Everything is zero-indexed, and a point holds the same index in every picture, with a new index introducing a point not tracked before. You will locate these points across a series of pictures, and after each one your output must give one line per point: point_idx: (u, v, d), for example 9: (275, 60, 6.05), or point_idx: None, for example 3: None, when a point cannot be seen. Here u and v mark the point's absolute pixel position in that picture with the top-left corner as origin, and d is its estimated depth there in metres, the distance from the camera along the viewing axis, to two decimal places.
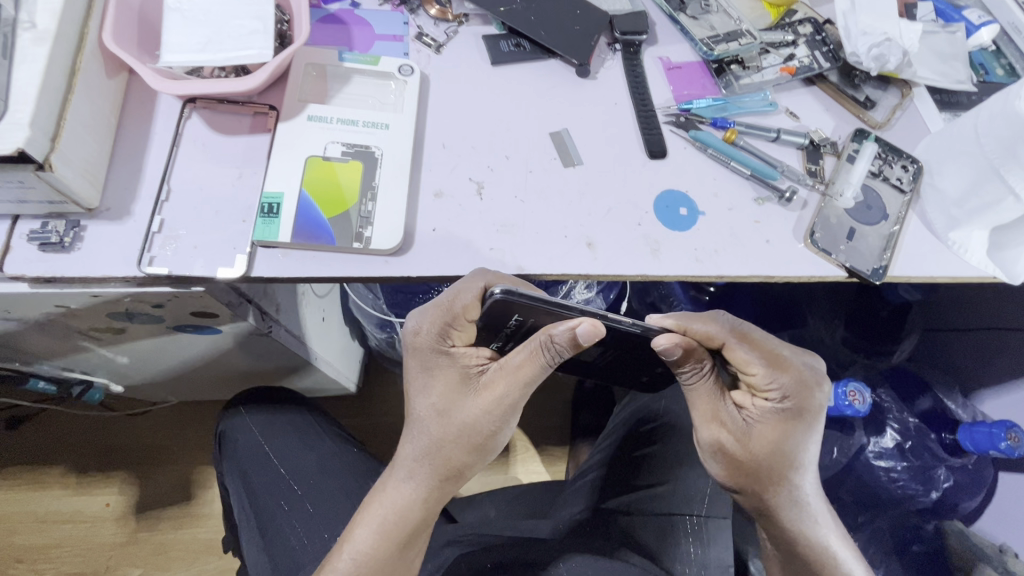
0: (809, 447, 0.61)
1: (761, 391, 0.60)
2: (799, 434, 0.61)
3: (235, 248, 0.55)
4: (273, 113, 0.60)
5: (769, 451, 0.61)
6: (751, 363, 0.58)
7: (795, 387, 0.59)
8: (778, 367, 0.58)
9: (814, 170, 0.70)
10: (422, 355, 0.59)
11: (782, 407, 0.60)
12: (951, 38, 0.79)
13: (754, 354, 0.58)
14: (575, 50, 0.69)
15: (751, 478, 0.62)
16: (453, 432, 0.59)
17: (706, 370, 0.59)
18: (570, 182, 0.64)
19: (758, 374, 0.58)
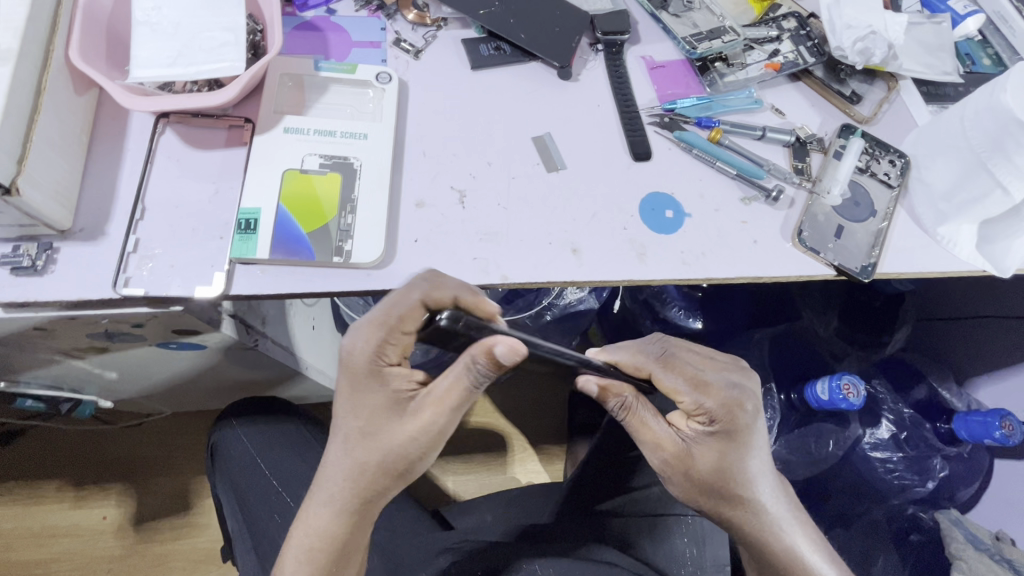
0: (757, 460, 0.61)
1: (693, 414, 0.60)
2: (743, 450, 0.60)
3: (214, 266, 0.54)
4: (248, 126, 0.59)
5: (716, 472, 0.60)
6: (677, 390, 0.59)
7: (722, 410, 0.59)
8: (702, 389, 0.59)
9: (801, 168, 0.70)
10: (353, 371, 0.56)
11: (714, 430, 0.60)
12: (937, 29, 0.78)
13: (679, 380, 0.59)
14: (556, 53, 0.68)
15: (706, 495, 0.61)
16: (369, 442, 0.57)
17: (632, 403, 0.59)
18: (553, 188, 0.63)
19: (687, 401, 0.59)
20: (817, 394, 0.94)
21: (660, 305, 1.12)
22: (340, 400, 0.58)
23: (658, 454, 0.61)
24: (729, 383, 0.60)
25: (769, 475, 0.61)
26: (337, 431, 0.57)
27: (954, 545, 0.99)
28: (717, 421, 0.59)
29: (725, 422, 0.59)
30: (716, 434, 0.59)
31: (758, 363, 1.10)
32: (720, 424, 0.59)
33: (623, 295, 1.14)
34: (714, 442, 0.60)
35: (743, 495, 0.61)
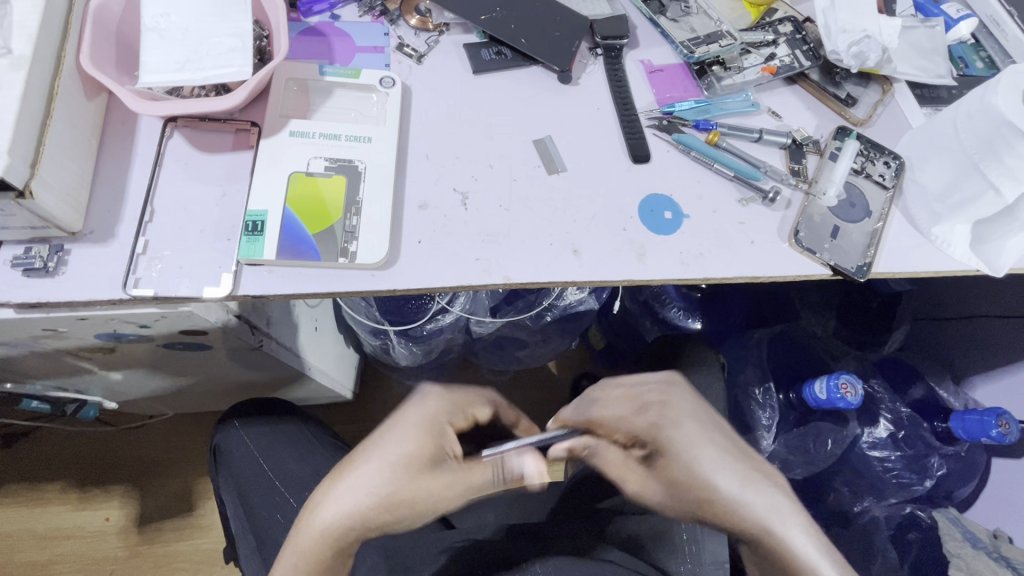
0: (704, 457, 0.62)
1: (639, 432, 0.67)
2: (681, 452, 0.63)
3: (221, 267, 0.55)
4: (255, 129, 0.60)
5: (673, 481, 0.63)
6: (617, 415, 0.67)
7: (656, 416, 0.66)
8: (639, 405, 0.68)
9: (797, 170, 0.71)
10: (424, 419, 0.63)
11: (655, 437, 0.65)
12: (931, 33, 0.79)
13: (617, 407, 0.68)
14: (556, 57, 0.69)
15: (677, 506, 0.63)
16: (405, 475, 0.58)
17: (598, 445, 0.67)
18: (554, 190, 0.64)
19: (630, 427, 0.67)
20: (815, 393, 0.96)
21: (660, 306, 1.14)
22: (397, 429, 0.62)
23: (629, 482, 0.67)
24: (655, 391, 0.70)
25: (718, 464, 0.62)
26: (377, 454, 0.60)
27: (952, 542, 1.00)
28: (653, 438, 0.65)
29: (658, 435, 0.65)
30: (654, 454, 0.65)
31: (756, 363, 1.11)
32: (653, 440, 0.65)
33: (623, 296, 1.15)
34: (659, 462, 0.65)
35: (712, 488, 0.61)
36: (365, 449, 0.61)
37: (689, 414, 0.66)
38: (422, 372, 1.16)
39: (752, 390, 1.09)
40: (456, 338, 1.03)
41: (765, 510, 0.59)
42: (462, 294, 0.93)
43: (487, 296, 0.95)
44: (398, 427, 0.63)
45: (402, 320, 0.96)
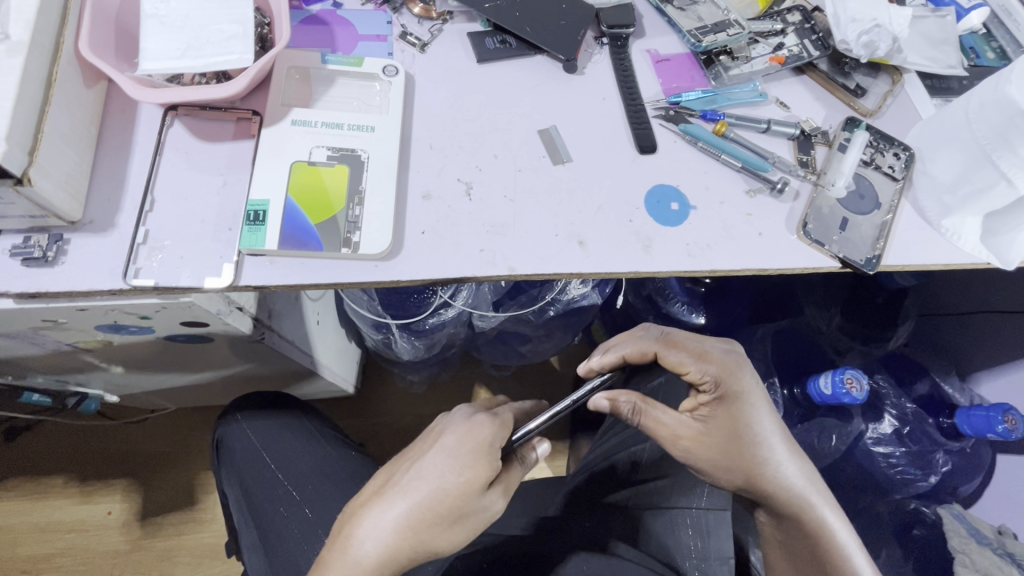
0: (763, 423, 0.63)
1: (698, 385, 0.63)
2: (744, 414, 0.62)
3: (222, 257, 0.54)
4: (256, 118, 0.59)
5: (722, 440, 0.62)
6: (682, 363, 0.63)
7: (723, 373, 0.62)
8: (705, 358, 0.63)
9: (805, 161, 0.70)
10: (479, 445, 0.58)
11: (716, 396, 0.63)
12: (941, 23, 0.78)
13: (684, 355, 0.63)
14: (561, 46, 0.68)
15: (725, 468, 0.62)
16: (450, 506, 0.56)
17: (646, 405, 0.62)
18: (559, 181, 0.64)
19: (692, 372, 0.62)
20: (820, 388, 0.95)
21: (663, 300, 1.14)
22: (444, 451, 0.58)
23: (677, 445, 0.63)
24: (722, 351, 0.65)
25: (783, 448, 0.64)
26: (422, 479, 0.57)
27: (956, 538, 0.99)
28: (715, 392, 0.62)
29: (721, 386, 0.62)
30: (719, 400, 0.62)
31: (760, 359, 1.11)
32: (720, 388, 0.62)
33: (627, 291, 1.14)
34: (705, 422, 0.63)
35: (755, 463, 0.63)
36: (402, 474, 0.59)
37: (754, 373, 0.64)
38: (424, 366, 1.15)
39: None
40: (459, 332, 1.03)
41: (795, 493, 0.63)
42: (465, 287, 0.92)
43: (490, 290, 0.96)
44: (444, 447, 0.58)
45: (404, 314, 0.95)
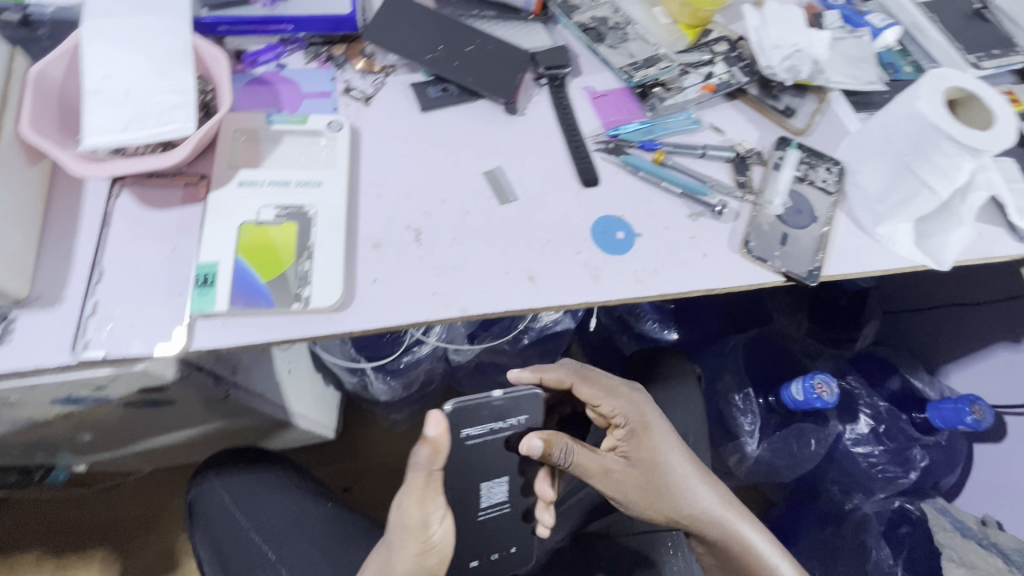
0: (672, 453, 0.70)
1: (613, 420, 0.71)
2: (656, 444, 0.70)
3: (174, 322, 0.55)
4: (204, 182, 0.61)
5: (644, 472, 0.69)
6: (596, 397, 0.70)
7: (631, 410, 0.71)
8: (615, 394, 0.71)
9: (743, 182, 0.73)
10: None
11: (629, 431, 0.70)
12: (858, 42, 0.84)
13: (598, 390, 0.71)
14: (501, 90, 0.71)
15: (649, 499, 0.69)
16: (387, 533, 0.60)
17: (572, 445, 0.64)
18: (506, 221, 0.65)
19: (605, 406, 0.70)
20: (792, 395, 0.98)
21: (634, 319, 1.16)
22: None
23: (606, 477, 0.68)
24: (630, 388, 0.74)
25: (698, 471, 0.71)
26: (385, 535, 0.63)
27: (941, 533, 1.01)
28: (629, 428, 0.70)
29: (633, 421, 0.70)
30: (633, 433, 0.70)
31: (732, 370, 1.14)
32: (632, 423, 0.70)
33: (599, 314, 1.16)
34: (626, 455, 0.70)
35: (667, 492, 0.69)
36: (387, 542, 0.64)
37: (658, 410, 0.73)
38: (405, 405, 1.15)
39: (731, 397, 1.12)
40: (433, 368, 1.03)
41: (711, 516, 0.69)
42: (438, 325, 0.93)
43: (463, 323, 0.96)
44: None
45: (376, 354, 0.96)
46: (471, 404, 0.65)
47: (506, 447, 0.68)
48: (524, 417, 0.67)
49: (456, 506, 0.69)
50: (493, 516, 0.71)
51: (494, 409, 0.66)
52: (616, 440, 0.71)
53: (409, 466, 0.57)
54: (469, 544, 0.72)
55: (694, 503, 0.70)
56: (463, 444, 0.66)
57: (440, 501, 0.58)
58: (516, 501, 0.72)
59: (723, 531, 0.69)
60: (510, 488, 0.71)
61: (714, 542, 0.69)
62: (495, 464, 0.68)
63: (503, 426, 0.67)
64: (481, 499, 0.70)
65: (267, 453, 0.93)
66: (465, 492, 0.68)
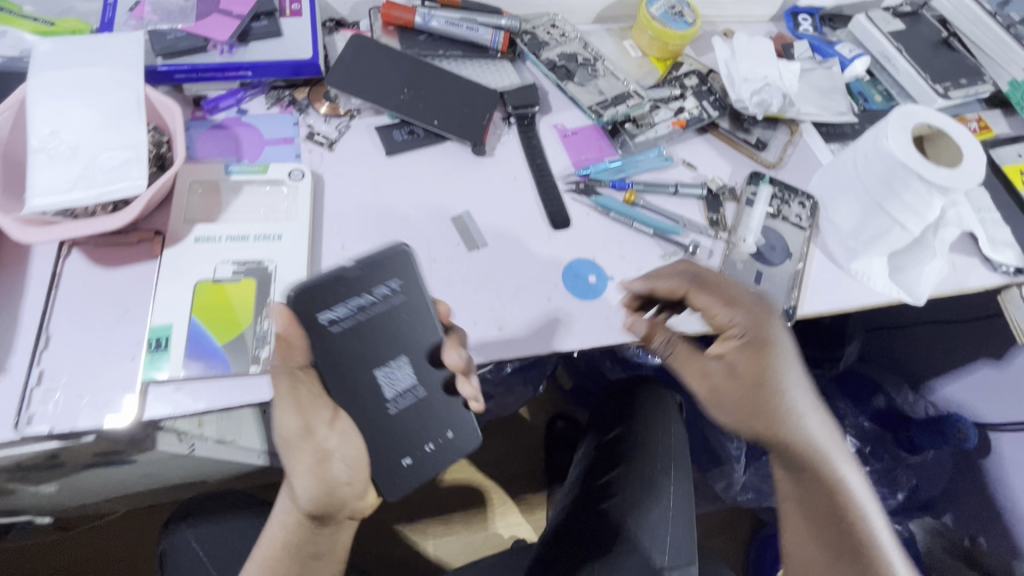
0: (792, 373, 0.58)
1: (726, 329, 0.59)
2: (775, 362, 0.57)
3: (124, 389, 0.52)
4: (159, 237, 0.59)
5: (751, 387, 0.57)
6: (710, 308, 0.59)
7: (751, 323, 0.57)
8: (736, 304, 0.58)
9: (716, 219, 0.72)
10: None
11: (745, 342, 0.57)
12: (828, 73, 0.84)
13: (716, 300, 0.59)
14: (468, 131, 0.70)
15: (749, 422, 0.57)
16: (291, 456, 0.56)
17: (676, 338, 0.59)
18: (474, 268, 0.64)
19: (719, 316, 0.59)
20: None
21: None
22: None
23: (705, 383, 0.58)
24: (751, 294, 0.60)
25: (813, 397, 0.60)
26: None
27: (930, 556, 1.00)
28: (746, 340, 0.57)
29: (750, 331, 0.57)
30: (747, 345, 0.57)
31: None
32: (750, 334, 0.57)
33: None
34: (733, 367, 0.58)
35: (780, 416, 0.57)
36: None
37: (784, 326, 0.60)
38: None
39: None
40: None
41: (819, 451, 0.58)
42: None
43: None
44: None
45: None
46: (323, 280, 0.54)
47: (390, 325, 0.57)
48: (398, 281, 0.57)
49: (354, 411, 0.55)
50: (408, 408, 0.57)
51: (354, 283, 0.55)
52: (728, 345, 0.58)
53: (271, 374, 0.52)
54: (393, 453, 0.56)
55: (804, 433, 0.58)
56: (334, 333, 0.54)
57: (324, 407, 0.53)
58: (426, 378, 0.58)
59: (830, 474, 0.59)
60: (410, 365, 0.57)
61: (816, 484, 0.59)
62: (374, 341, 0.56)
63: (373, 300, 0.56)
64: (384, 391, 0.56)
65: (242, 493, 0.91)
66: (357, 387, 0.55)
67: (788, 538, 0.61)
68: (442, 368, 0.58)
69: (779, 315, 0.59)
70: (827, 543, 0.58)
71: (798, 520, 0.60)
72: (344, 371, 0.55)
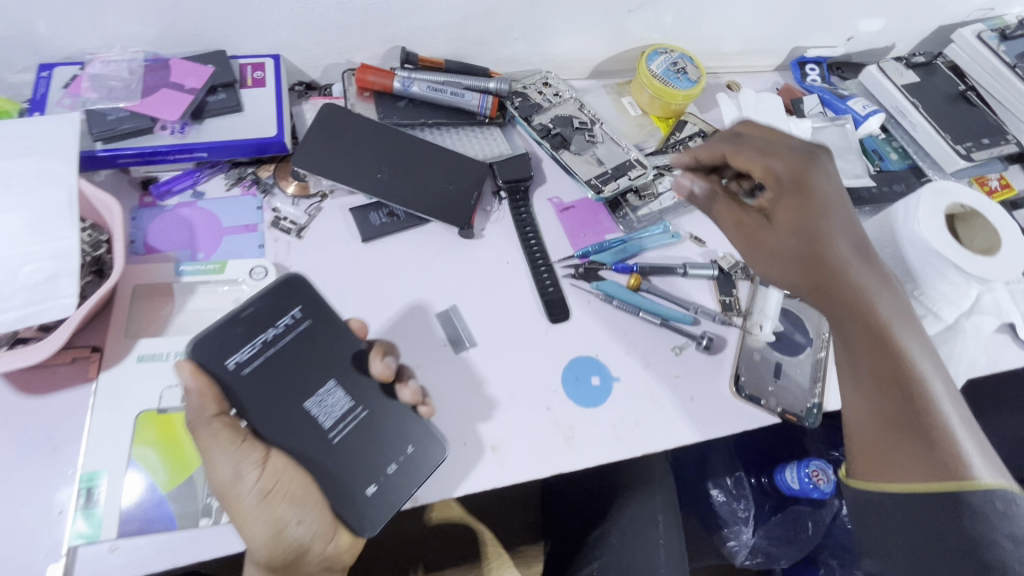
0: (843, 221, 0.50)
1: (761, 174, 0.51)
2: (819, 205, 0.49)
3: (44, 555, 0.44)
4: (95, 355, 0.50)
5: (802, 236, 0.49)
6: (750, 163, 0.51)
7: (791, 172, 0.50)
8: (772, 153, 0.51)
9: (728, 302, 0.66)
10: None
11: (782, 183, 0.50)
12: (842, 131, 0.79)
13: (754, 147, 0.51)
14: (452, 212, 0.62)
15: (792, 272, 0.50)
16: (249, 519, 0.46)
17: (717, 189, 0.55)
18: (464, 374, 0.57)
19: (756, 165, 0.51)
20: (787, 482, 0.93)
21: None
22: None
23: (741, 231, 0.53)
24: (796, 145, 0.52)
25: (881, 275, 0.51)
26: None
27: None
28: (787, 178, 0.50)
29: (789, 167, 0.50)
30: (789, 190, 0.49)
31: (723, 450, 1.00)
32: (790, 176, 0.50)
33: None
34: (772, 207, 0.51)
35: (828, 257, 0.49)
36: None
37: (837, 181, 0.51)
38: None
39: (722, 478, 0.98)
40: None
41: (881, 326, 0.49)
42: None
43: None
44: None
45: None
46: (218, 323, 0.45)
47: (304, 353, 0.47)
48: (301, 308, 0.48)
49: (293, 450, 0.45)
50: (351, 433, 0.47)
51: (250, 322, 0.45)
52: (764, 172, 0.50)
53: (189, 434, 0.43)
54: (356, 481, 0.46)
55: (863, 300, 0.49)
56: (244, 376, 0.45)
57: (252, 448, 0.43)
58: (364, 398, 0.49)
59: (885, 334, 0.49)
60: (343, 389, 0.48)
61: (868, 350, 0.49)
62: (296, 366, 0.47)
63: (278, 334, 0.46)
64: (320, 422, 0.46)
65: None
66: (284, 420, 0.45)
67: (846, 399, 0.51)
68: (374, 380, 0.49)
69: (829, 166, 0.52)
70: (885, 419, 0.47)
71: (866, 381, 0.49)
72: (266, 412, 0.45)
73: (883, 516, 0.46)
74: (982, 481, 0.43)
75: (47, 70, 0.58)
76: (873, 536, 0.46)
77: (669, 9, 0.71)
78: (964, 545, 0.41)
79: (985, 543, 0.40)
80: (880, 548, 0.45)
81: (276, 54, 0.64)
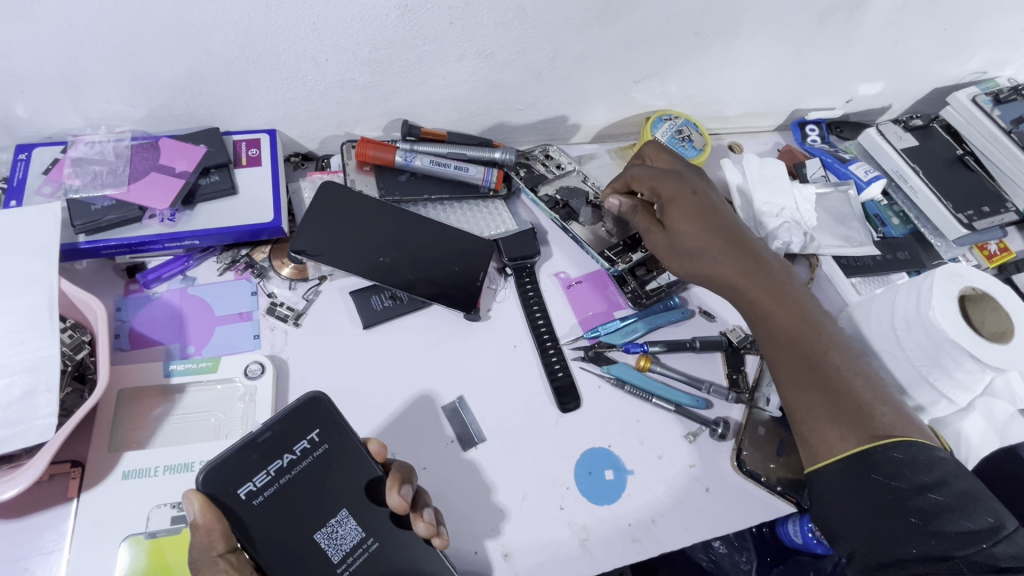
0: (735, 223, 0.58)
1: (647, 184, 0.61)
2: (701, 205, 0.58)
3: None
4: (75, 471, 0.47)
5: (695, 220, 0.57)
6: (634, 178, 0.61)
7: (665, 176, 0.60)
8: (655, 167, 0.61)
9: (736, 378, 0.64)
10: None
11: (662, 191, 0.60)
12: (844, 197, 0.79)
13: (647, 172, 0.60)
14: (457, 295, 0.60)
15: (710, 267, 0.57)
16: None
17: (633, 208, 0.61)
18: (473, 473, 0.54)
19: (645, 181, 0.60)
20: (790, 534, 0.74)
21: None
22: None
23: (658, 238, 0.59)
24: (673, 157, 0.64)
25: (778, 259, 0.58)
26: None
27: None
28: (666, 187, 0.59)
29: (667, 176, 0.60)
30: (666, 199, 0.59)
31: None
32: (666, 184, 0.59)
33: None
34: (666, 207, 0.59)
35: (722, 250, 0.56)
36: None
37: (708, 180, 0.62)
38: None
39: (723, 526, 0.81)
40: None
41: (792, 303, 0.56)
42: None
43: None
44: None
45: None
46: (231, 452, 0.43)
47: (320, 482, 0.45)
48: (320, 431, 0.46)
49: None
50: (361, 567, 0.45)
51: (266, 448, 0.44)
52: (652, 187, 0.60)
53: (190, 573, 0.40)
54: None
55: (767, 281, 0.56)
56: (256, 506, 0.43)
57: None
58: (379, 527, 0.46)
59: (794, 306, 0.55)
60: (358, 519, 0.45)
61: (789, 332, 0.54)
62: (313, 497, 0.44)
63: (294, 460, 0.44)
64: (329, 555, 0.44)
65: None
66: (294, 557, 0.43)
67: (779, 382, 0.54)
68: (386, 509, 0.46)
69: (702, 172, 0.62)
70: (816, 384, 0.51)
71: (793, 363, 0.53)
72: (276, 551, 0.42)
73: (845, 502, 0.47)
74: (905, 437, 0.48)
75: (25, 152, 0.54)
76: (841, 529, 0.47)
77: (675, 79, 0.70)
78: (898, 501, 0.46)
79: (911, 488, 0.46)
80: (848, 532, 0.47)
81: (271, 129, 0.61)
